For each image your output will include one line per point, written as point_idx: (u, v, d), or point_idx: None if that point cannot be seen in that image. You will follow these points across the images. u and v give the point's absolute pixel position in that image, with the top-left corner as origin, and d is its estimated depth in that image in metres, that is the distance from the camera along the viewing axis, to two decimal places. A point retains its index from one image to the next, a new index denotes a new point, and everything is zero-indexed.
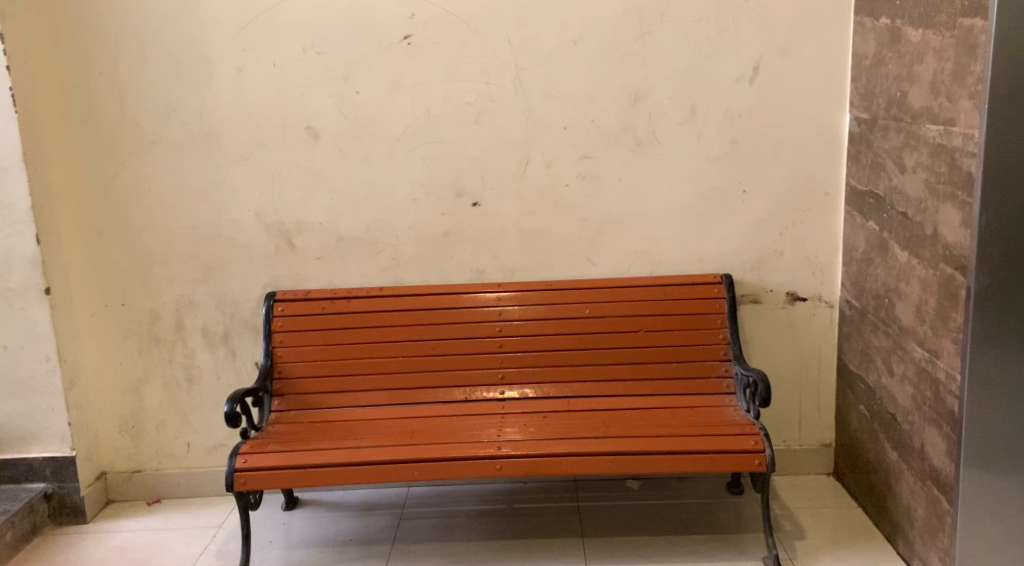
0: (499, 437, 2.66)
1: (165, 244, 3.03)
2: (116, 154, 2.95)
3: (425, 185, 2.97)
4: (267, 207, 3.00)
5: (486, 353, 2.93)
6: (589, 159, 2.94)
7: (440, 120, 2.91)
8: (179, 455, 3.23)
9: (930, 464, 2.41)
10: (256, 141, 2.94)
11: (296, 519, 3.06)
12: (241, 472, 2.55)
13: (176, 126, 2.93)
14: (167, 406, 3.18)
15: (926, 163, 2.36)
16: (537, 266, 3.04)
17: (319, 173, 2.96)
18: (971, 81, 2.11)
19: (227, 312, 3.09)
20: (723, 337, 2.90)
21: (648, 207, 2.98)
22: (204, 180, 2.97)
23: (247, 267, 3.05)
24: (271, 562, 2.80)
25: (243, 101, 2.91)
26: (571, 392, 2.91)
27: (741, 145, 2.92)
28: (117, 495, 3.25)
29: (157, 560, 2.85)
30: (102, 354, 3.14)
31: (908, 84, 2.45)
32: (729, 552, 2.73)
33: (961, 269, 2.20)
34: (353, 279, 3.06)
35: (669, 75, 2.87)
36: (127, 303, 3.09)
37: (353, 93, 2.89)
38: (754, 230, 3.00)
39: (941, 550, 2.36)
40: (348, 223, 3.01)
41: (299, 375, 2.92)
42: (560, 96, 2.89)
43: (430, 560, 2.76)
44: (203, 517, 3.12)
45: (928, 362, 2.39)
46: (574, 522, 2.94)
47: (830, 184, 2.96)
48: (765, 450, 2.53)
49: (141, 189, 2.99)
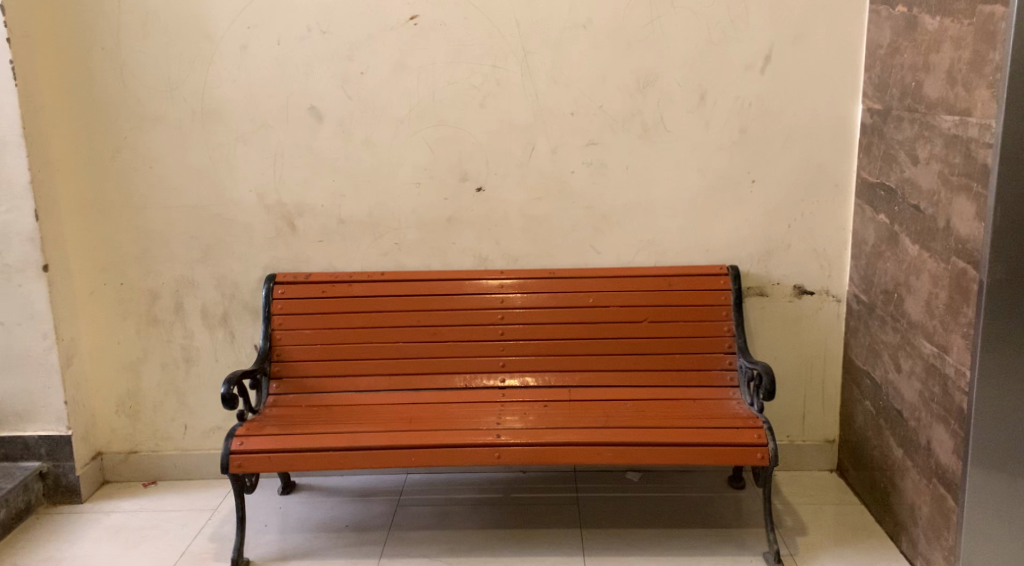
0: (499, 425, 2.62)
1: (165, 223, 3.00)
2: (116, 130, 2.92)
3: (429, 169, 2.93)
4: (268, 187, 2.96)
5: (487, 340, 2.89)
6: (596, 145, 2.89)
7: (445, 102, 2.87)
8: (176, 437, 3.20)
9: (936, 461, 2.37)
10: (258, 121, 2.90)
11: (292, 503, 3.03)
12: (236, 455, 2.52)
13: (178, 104, 2.89)
14: (165, 386, 3.16)
15: (940, 154, 2.31)
16: (540, 253, 3.00)
17: (321, 154, 2.92)
18: (989, 69, 2.06)
19: (226, 293, 3.06)
20: (728, 329, 2.86)
21: (654, 196, 2.93)
22: (204, 159, 2.94)
23: (247, 248, 3.01)
24: (265, 546, 2.77)
25: (245, 80, 2.86)
26: (573, 381, 2.87)
27: (751, 134, 2.87)
28: (112, 476, 3.23)
29: (153, 541, 2.83)
30: (101, 333, 3.11)
31: (923, 74, 2.40)
32: (729, 546, 2.69)
33: (974, 262, 2.15)
34: (354, 263, 3.02)
35: (679, 62, 2.82)
36: (126, 282, 3.06)
37: (357, 74, 2.85)
38: (762, 221, 2.95)
39: (945, 548, 2.32)
40: (350, 206, 2.97)
41: (298, 358, 2.89)
42: (567, 81, 2.84)
43: (426, 548, 2.73)
44: (200, 499, 3.10)
45: (937, 358, 2.35)
46: (572, 513, 2.90)
47: (840, 175, 2.91)
48: (768, 444, 2.49)
49: (141, 166, 2.95)
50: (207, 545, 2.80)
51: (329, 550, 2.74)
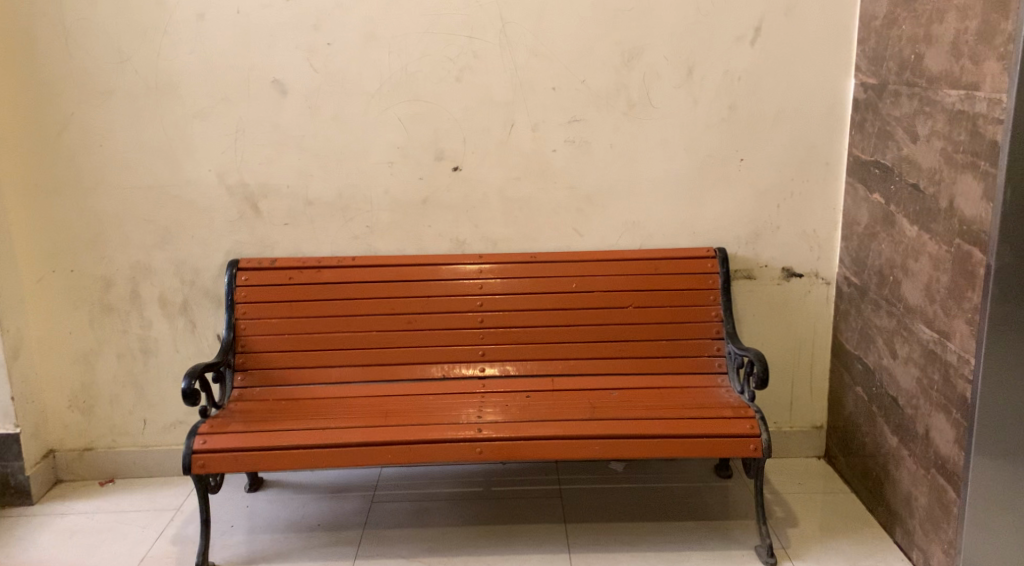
0: (479, 418, 2.48)
1: (118, 205, 2.80)
2: (62, 104, 2.69)
3: (402, 147, 2.76)
4: (230, 167, 2.77)
5: (465, 328, 2.75)
6: (579, 122, 2.74)
7: (419, 76, 2.69)
8: (135, 432, 3.02)
9: (935, 451, 2.28)
10: (218, 95, 2.70)
11: (260, 501, 2.87)
12: (199, 454, 2.35)
13: (130, 77, 2.68)
14: (122, 379, 2.96)
15: (943, 131, 2.20)
16: (521, 236, 2.85)
17: (286, 131, 2.74)
18: (1001, 40, 1.94)
19: (186, 280, 2.87)
20: (716, 314, 2.74)
21: (639, 175, 2.80)
22: (159, 136, 2.73)
23: (208, 232, 2.82)
24: (231, 548, 2.61)
25: (204, 50, 2.66)
26: (556, 370, 2.74)
27: (740, 110, 2.74)
28: (66, 475, 3.04)
29: (110, 545, 2.65)
30: (50, 324, 2.90)
31: (924, 46, 2.29)
32: (719, 539, 2.60)
33: (980, 245, 2.05)
34: (323, 248, 2.85)
35: (666, 34, 2.67)
36: (77, 270, 2.85)
37: (324, 45, 2.66)
38: (751, 201, 2.83)
39: (945, 541, 2.24)
40: (318, 186, 2.79)
41: (264, 349, 2.72)
42: (548, 53, 2.68)
43: (402, 548, 2.59)
44: (160, 498, 2.92)
45: (936, 344, 2.26)
46: (556, 507, 2.79)
47: (831, 153, 2.79)
48: (761, 434, 2.39)
49: (91, 144, 2.74)
50: (169, 548, 2.63)
51: (300, 552, 2.59)
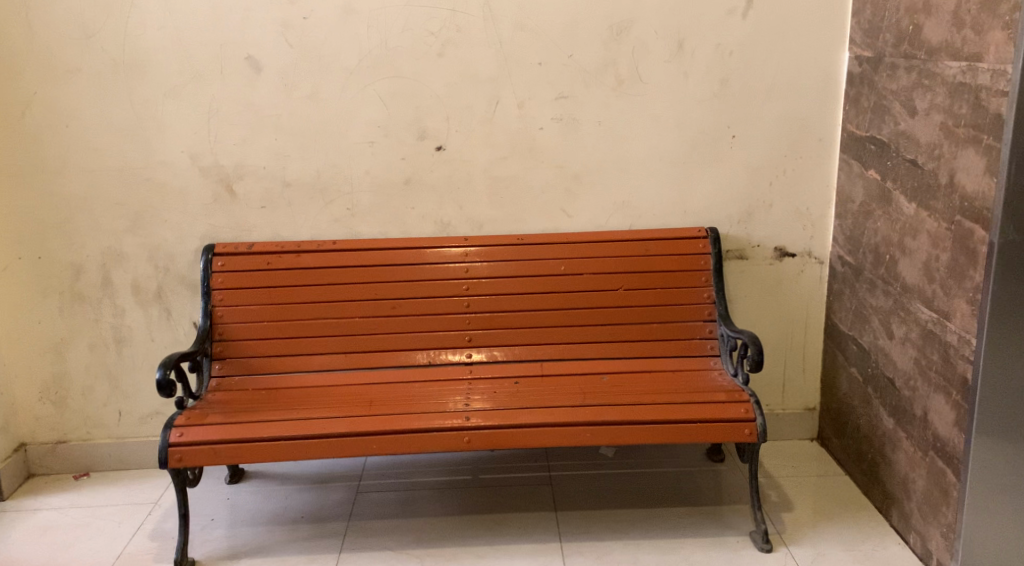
0: (466, 406, 2.40)
1: (86, 188, 2.68)
2: (24, 84, 2.57)
3: (383, 125, 2.65)
4: (203, 148, 2.65)
5: (450, 313, 2.66)
6: (567, 99, 2.65)
7: (399, 52, 2.58)
8: (110, 424, 2.92)
9: (933, 433, 2.24)
10: (189, 73, 2.58)
11: (242, 493, 2.79)
12: (176, 448, 2.26)
13: (96, 54, 2.55)
14: (94, 369, 2.86)
15: (943, 104, 2.13)
16: (508, 217, 2.76)
17: (262, 111, 2.62)
18: (1005, 8, 1.86)
19: (160, 267, 2.77)
20: (708, 296, 2.67)
21: (629, 153, 2.71)
22: (128, 116, 2.62)
23: (181, 216, 2.72)
24: (212, 543, 2.53)
25: (173, 25, 2.54)
26: (545, 355, 2.66)
27: (731, 85, 2.66)
28: (39, 469, 2.93)
29: (85, 542, 2.55)
30: (18, 313, 2.79)
31: (923, 16, 2.21)
32: (713, 526, 2.54)
33: (983, 221, 1.99)
34: (302, 232, 2.75)
35: (656, 6, 2.58)
36: (45, 256, 2.74)
37: (300, 19, 2.54)
38: (743, 180, 2.75)
39: (944, 525, 2.20)
40: (296, 168, 2.68)
41: (243, 337, 2.62)
42: (534, 27, 2.58)
43: (389, 540, 2.51)
44: (137, 492, 2.83)
45: (935, 325, 2.20)
46: (547, 494, 2.73)
47: (824, 130, 2.72)
48: (755, 419, 2.33)
49: (56, 125, 2.61)
50: (148, 545, 2.53)
51: (283, 545, 2.51)
